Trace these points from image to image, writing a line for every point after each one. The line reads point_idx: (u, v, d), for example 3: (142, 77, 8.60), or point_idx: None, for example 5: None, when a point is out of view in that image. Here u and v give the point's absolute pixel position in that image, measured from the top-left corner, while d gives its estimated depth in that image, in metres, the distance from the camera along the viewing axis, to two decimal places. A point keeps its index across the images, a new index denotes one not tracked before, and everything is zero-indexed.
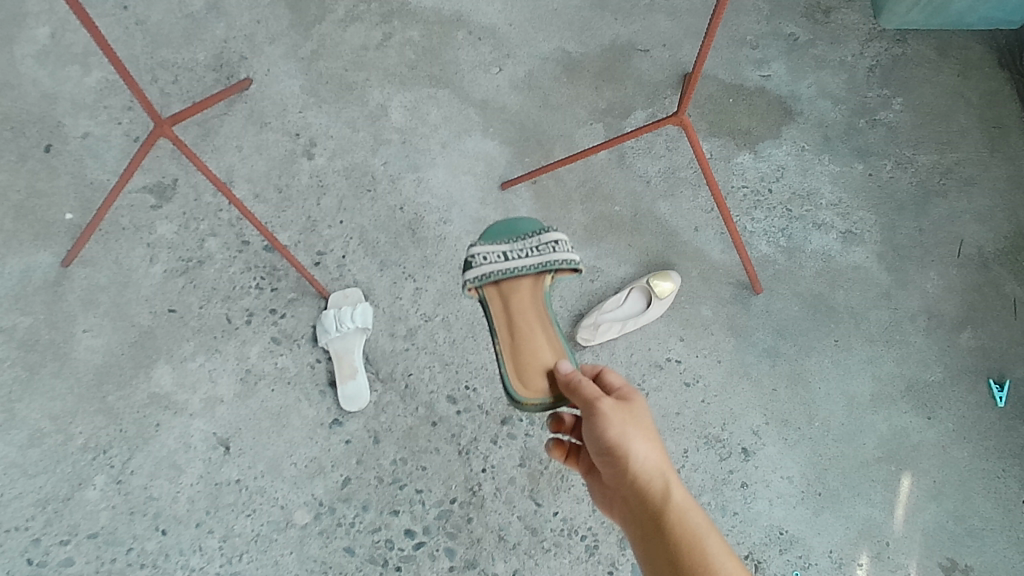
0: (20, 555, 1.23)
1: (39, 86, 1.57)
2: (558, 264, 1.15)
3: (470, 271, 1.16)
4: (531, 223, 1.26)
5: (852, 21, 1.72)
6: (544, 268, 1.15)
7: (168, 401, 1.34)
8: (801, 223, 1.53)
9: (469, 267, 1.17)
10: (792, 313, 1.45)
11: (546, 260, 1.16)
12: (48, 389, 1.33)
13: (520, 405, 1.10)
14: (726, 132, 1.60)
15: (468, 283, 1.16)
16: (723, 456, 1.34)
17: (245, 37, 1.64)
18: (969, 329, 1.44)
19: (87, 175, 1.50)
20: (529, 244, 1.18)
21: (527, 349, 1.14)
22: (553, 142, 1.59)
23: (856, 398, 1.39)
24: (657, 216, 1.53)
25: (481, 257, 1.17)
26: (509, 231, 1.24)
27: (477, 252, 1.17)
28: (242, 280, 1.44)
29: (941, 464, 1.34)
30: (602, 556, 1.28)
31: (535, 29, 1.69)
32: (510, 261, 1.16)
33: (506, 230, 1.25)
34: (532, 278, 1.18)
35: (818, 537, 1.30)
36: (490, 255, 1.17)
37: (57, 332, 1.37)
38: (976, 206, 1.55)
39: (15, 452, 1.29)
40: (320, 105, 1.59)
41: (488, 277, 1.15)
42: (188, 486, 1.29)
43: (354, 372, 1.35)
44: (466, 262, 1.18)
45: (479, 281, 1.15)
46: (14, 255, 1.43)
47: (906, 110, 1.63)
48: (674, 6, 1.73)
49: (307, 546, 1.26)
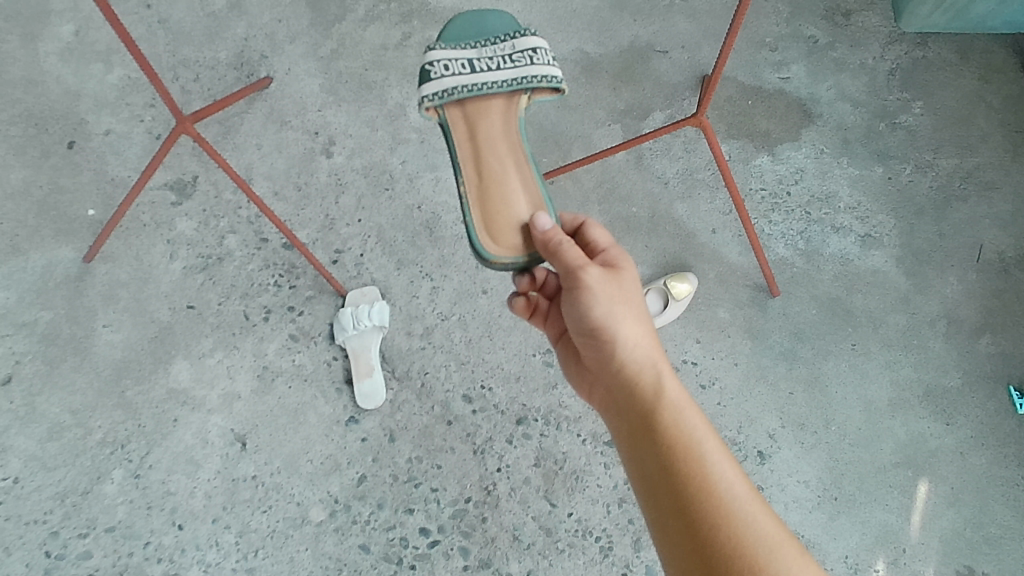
0: (39, 547, 1.25)
1: (62, 83, 1.59)
2: (537, 80, 1.08)
3: (430, 86, 1.07)
4: (502, 16, 1.16)
5: (873, 24, 1.72)
6: (516, 86, 1.08)
7: (186, 397, 1.35)
8: (819, 226, 1.52)
9: (428, 79, 1.08)
10: (809, 316, 1.45)
11: (524, 73, 1.08)
12: (68, 383, 1.35)
13: (488, 262, 1.04)
14: (745, 134, 1.60)
15: (428, 100, 1.06)
16: (738, 459, 1.34)
17: (266, 36, 1.65)
18: (989, 335, 1.43)
19: (109, 172, 1.52)
20: (499, 52, 1.10)
21: (499, 182, 1.08)
22: (570, 143, 1.59)
23: (873, 402, 1.38)
24: (675, 217, 1.52)
25: (442, 67, 1.07)
26: (479, 27, 1.14)
27: (437, 60, 1.08)
28: (260, 278, 1.45)
29: (959, 471, 1.33)
30: (617, 558, 1.28)
31: (554, 30, 1.69)
32: (476, 74, 1.07)
33: (469, 26, 1.14)
34: (501, 99, 1.10)
35: (834, 542, 1.29)
36: (453, 64, 1.07)
37: (78, 327, 1.39)
38: (997, 211, 1.54)
39: (34, 445, 1.30)
40: (339, 105, 1.60)
41: (451, 94, 1.06)
42: (205, 481, 1.30)
43: (370, 370, 1.36)
44: (423, 73, 1.09)
45: (440, 98, 1.07)
46: (36, 251, 1.44)
47: (927, 114, 1.62)
48: (694, 7, 1.72)
49: (322, 543, 1.27)
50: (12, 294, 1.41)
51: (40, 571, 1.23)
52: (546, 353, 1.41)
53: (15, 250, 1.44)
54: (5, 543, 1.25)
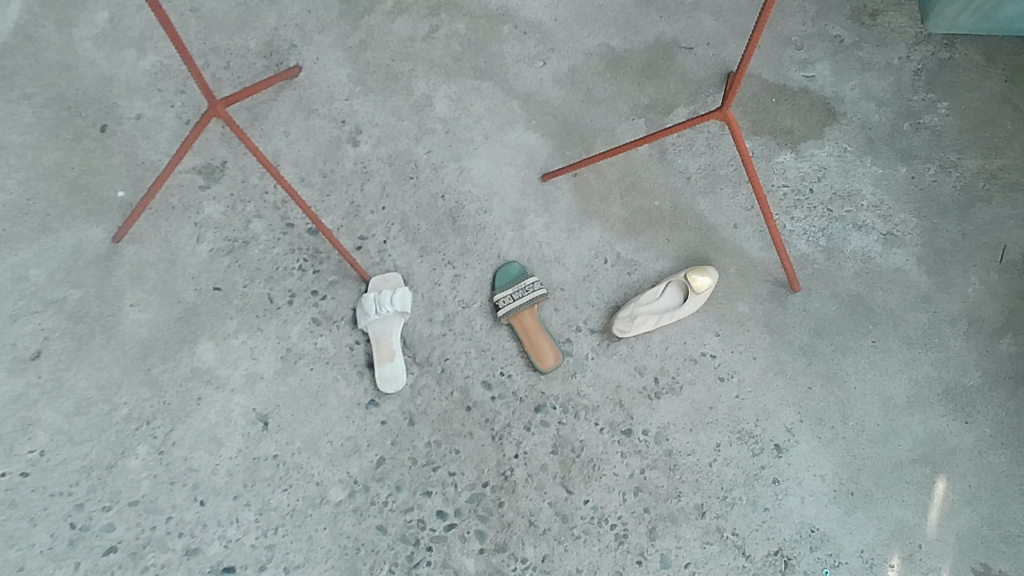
0: (63, 519, 1.26)
1: (96, 68, 1.62)
2: (544, 292, 1.41)
3: (501, 310, 1.40)
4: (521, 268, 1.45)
5: (900, 25, 1.73)
6: (536, 299, 1.40)
7: (210, 375, 1.37)
8: (841, 224, 1.52)
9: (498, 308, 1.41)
10: (829, 312, 1.45)
11: (538, 291, 1.41)
12: (96, 360, 1.37)
13: (539, 370, 1.38)
14: (769, 131, 1.60)
15: (502, 316, 1.39)
16: (755, 451, 1.34)
17: (295, 26, 1.68)
18: (1010, 335, 1.43)
19: (140, 155, 1.55)
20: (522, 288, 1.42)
21: (535, 339, 1.39)
22: (594, 136, 1.60)
23: (892, 400, 1.38)
24: (697, 212, 1.53)
25: (505, 301, 1.40)
26: (513, 282, 1.43)
27: (500, 297, 1.41)
28: (285, 262, 1.47)
29: (977, 469, 1.33)
30: (632, 545, 1.28)
31: (580, 25, 1.71)
32: (520, 299, 1.40)
33: (505, 269, 1.45)
34: (530, 311, 1.41)
35: (849, 537, 1.29)
36: (509, 298, 1.40)
37: (106, 306, 1.41)
38: (1021, 213, 1.53)
39: (61, 419, 1.33)
40: (366, 94, 1.62)
41: (513, 312, 1.39)
42: (227, 459, 1.32)
43: (391, 355, 1.38)
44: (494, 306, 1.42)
45: (506, 313, 1.39)
46: (66, 230, 1.47)
47: (952, 114, 1.62)
48: (719, 5, 1.74)
49: (341, 522, 1.28)
50: (43, 272, 1.43)
51: (64, 542, 1.25)
52: (566, 343, 1.42)
53: (46, 229, 1.47)
54: (31, 514, 1.27)
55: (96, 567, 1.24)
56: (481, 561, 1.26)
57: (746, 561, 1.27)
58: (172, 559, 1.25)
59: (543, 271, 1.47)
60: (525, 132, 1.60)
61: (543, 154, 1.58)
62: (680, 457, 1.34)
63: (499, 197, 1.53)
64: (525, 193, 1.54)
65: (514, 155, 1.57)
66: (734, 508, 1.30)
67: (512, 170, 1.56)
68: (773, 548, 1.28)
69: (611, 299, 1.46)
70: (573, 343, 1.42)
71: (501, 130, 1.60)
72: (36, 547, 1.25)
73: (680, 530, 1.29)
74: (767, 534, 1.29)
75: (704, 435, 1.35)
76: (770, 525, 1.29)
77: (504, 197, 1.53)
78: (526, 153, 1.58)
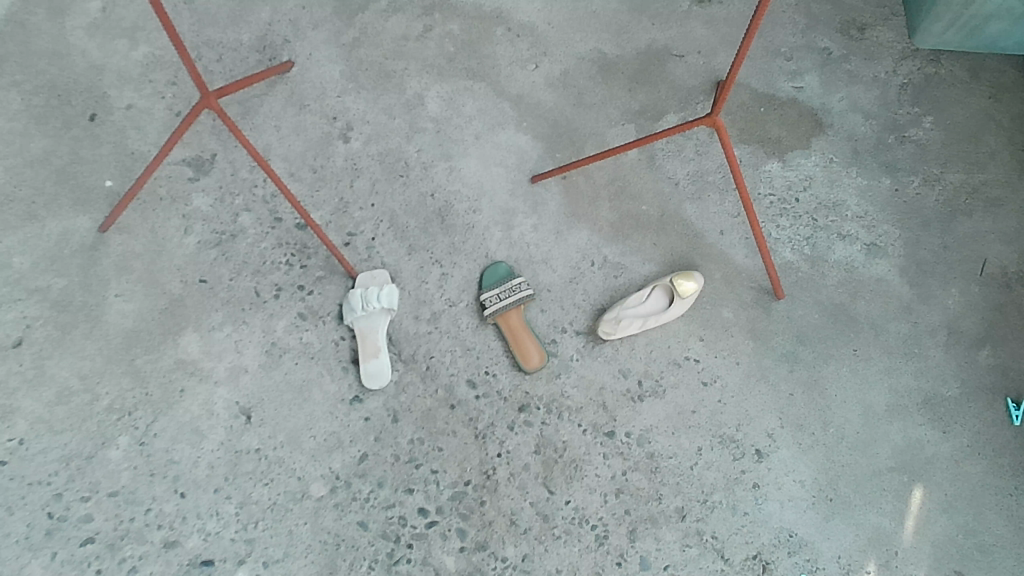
0: (41, 508, 1.25)
1: (87, 58, 1.61)
2: (530, 293, 1.41)
3: (487, 310, 1.41)
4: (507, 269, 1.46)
5: (887, 40, 1.75)
6: (521, 300, 1.41)
7: (194, 368, 1.37)
8: (825, 233, 1.54)
9: (484, 308, 1.42)
10: (812, 320, 1.46)
11: (522, 291, 1.41)
12: (79, 349, 1.36)
13: (525, 371, 1.39)
14: (756, 140, 1.62)
15: (486, 317, 1.40)
16: (736, 456, 1.35)
17: (289, 21, 1.68)
18: (989, 348, 1.45)
19: (129, 146, 1.54)
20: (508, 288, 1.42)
21: (521, 341, 1.40)
22: (583, 139, 1.61)
23: (872, 408, 1.40)
24: (684, 218, 1.55)
25: (492, 301, 1.41)
26: (498, 281, 1.44)
27: (486, 297, 1.41)
28: (272, 256, 1.47)
29: (954, 478, 1.35)
30: (612, 547, 1.28)
31: (573, 30, 1.72)
32: (505, 299, 1.40)
33: (492, 272, 1.45)
34: (516, 312, 1.41)
35: (826, 542, 1.30)
36: (494, 298, 1.41)
37: (90, 296, 1.41)
38: (1002, 227, 1.56)
39: (42, 408, 1.32)
40: (358, 91, 1.62)
41: (498, 312, 1.40)
42: (208, 451, 1.31)
43: (377, 351, 1.38)
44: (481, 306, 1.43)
45: (491, 312, 1.40)
46: (53, 218, 1.46)
47: (936, 129, 1.65)
48: (711, 14, 1.76)
49: (321, 517, 1.28)
50: (27, 259, 1.42)
51: (41, 531, 1.24)
52: (551, 344, 1.43)
53: (32, 217, 1.46)
54: (8, 503, 1.25)
55: (72, 558, 1.23)
56: (461, 560, 1.26)
57: (725, 565, 1.28)
58: (150, 551, 1.24)
59: (530, 272, 1.48)
60: (516, 134, 1.60)
61: (532, 156, 1.58)
62: (662, 459, 1.35)
63: (487, 198, 1.54)
64: (514, 194, 1.55)
65: (504, 156, 1.58)
66: (714, 511, 1.31)
67: (502, 170, 1.57)
68: (751, 552, 1.29)
69: (597, 302, 1.46)
70: (558, 344, 1.43)
71: (492, 131, 1.60)
72: (13, 536, 1.23)
73: (660, 533, 1.29)
74: (746, 538, 1.30)
75: (686, 438, 1.36)
76: (749, 529, 1.30)
77: (493, 198, 1.54)
78: (516, 154, 1.58)
